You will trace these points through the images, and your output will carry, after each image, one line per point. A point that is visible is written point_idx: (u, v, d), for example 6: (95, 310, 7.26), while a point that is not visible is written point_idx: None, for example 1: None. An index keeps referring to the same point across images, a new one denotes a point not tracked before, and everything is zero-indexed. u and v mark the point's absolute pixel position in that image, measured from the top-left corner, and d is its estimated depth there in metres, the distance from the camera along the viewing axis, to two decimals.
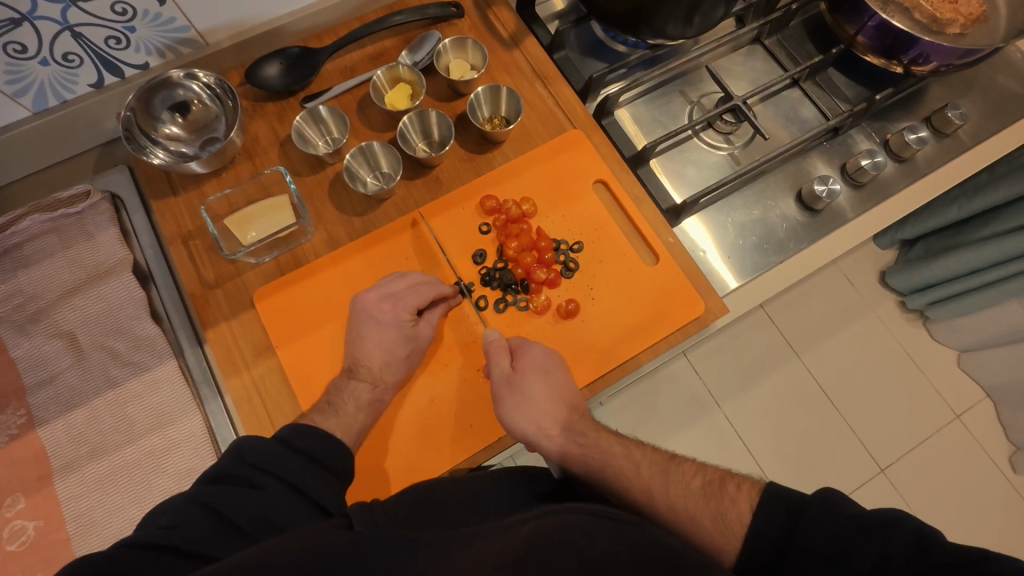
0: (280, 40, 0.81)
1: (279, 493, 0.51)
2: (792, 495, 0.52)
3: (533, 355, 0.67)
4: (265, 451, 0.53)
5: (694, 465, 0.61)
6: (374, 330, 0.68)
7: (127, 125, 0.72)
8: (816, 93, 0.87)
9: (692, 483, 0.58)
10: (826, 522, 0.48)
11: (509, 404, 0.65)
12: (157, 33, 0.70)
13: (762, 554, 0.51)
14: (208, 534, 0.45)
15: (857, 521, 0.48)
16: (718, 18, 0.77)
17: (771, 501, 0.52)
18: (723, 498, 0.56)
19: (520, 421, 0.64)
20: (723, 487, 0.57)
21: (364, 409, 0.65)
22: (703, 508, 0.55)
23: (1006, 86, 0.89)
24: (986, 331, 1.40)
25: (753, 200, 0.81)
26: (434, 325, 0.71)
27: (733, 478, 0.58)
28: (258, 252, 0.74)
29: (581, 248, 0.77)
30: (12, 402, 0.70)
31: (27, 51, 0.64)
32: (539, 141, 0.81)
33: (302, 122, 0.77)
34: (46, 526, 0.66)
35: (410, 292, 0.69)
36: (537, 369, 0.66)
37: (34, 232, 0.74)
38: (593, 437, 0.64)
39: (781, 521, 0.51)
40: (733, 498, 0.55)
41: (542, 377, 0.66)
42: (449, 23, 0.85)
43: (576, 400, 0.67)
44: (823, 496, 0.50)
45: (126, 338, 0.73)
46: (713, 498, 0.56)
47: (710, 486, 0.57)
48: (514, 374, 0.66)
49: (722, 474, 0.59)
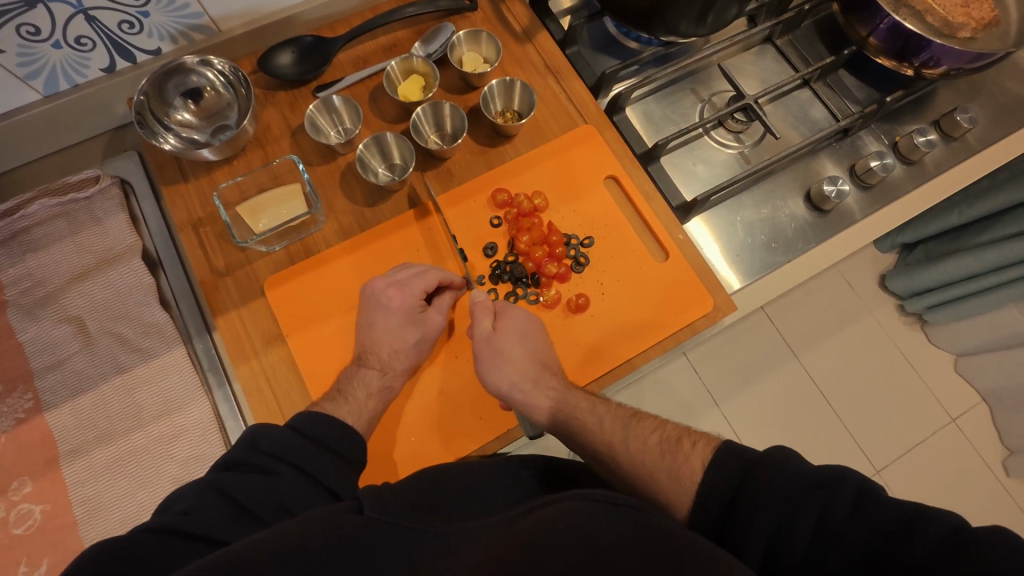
0: (293, 30, 0.81)
1: (293, 479, 0.51)
2: (746, 453, 0.51)
3: (515, 318, 0.68)
4: (278, 438, 0.53)
5: (654, 422, 0.63)
6: (381, 318, 0.68)
7: (140, 110, 0.72)
8: (826, 94, 0.87)
9: (650, 439, 0.60)
10: (778, 479, 0.47)
11: (495, 362, 0.65)
12: (170, 19, 0.70)
13: (710, 512, 0.51)
14: (224, 520, 0.46)
15: (807, 478, 0.47)
16: (731, 16, 0.77)
17: (723, 459, 0.52)
18: (677, 454, 0.57)
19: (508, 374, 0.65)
20: (679, 443, 0.58)
21: (372, 397, 0.65)
22: (659, 464, 0.57)
23: (1014, 91, 0.89)
24: (984, 335, 1.41)
25: (762, 198, 0.82)
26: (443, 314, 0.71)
27: (691, 435, 0.59)
28: (269, 241, 0.73)
29: (591, 243, 0.77)
30: (18, 386, 0.70)
31: (40, 33, 0.64)
32: (551, 135, 0.81)
33: (315, 111, 0.77)
34: (52, 510, 0.66)
35: (418, 278, 0.69)
36: (516, 328, 0.68)
37: (43, 215, 0.74)
38: (565, 393, 0.66)
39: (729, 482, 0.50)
40: (688, 456, 0.56)
41: (531, 348, 0.67)
42: (463, 16, 0.85)
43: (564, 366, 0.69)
44: (774, 455, 0.49)
45: (134, 324, 0.72)
46: (669, 453, 0.57)
47: (666, 442, 0.59)
48: (495, 334, 0.67)
49: (679, 432, 0.60)
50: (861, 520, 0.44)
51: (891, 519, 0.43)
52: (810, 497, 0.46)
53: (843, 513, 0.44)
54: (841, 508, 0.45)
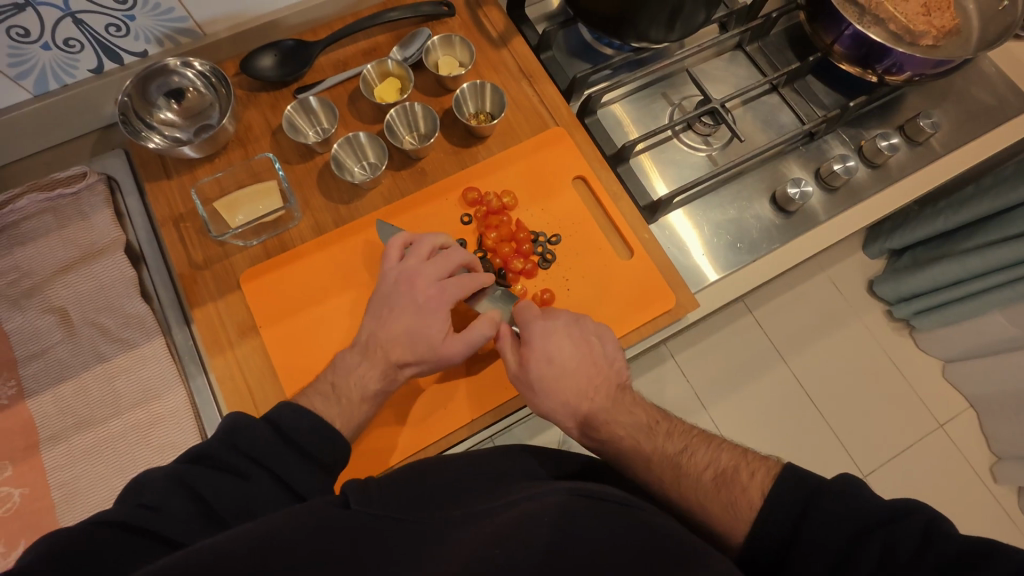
0: (276, 34, 0.84)
1: (265, 485, 0.53)
2: (810, 476, 0.53)
3: (537, 341, 0.66)
4: (254, 439, 0.55)
5: (707, 454, 0.61)
6: (401, 313, 0.66)
7: (124, 110, 0.75)
8: (794, 98, 0.90)
9: (704, 475, 0.59)
10: (841, 510, 0.50)
11: (536, 391, 0.65)
12: (156, 22, 0.73)
13: (770, 541, 0.53)
14: (185, 520, 0.47)
15: (875, 514, 0.49)
16: (700, 22, 0.80)
17: (782, 484, 0.54)
18: (735, 487, 0.56)
19: (553, 405, 0.65)
20: (735, 475, 0.57)
21: (368, 401, 0.64)
22: (713, 497, 0.57)
23: (980, 98, 0.91)
24: (970, 341, 1.42)
25: (729, 199, 0.84)
26: (465, 350, 0.65)
27: (748, 465, 0.59)
28: (246, 235, 0.76)
29: (559, 240, 0.79)
30: (2, 373, 0.72)
31: (29, 35, 0.67)
32: (522, 136, 0.84)
33: (293, 111, 0.80)
34: (32, 493, 0.68)
35: (455, 284, 0.67)
36: (541, 354, 0.65)
37: (31, 210, 0.77)
38: (613, 417, 0.64)
39: (791, 515, 0.52)
40: (745, 487, 0.56)
41: (562, 371, 0.65)
42: (441, 22, 0.88)
43: (586, 370, 0.66)
44: (842, 480, 0.52)
45: (115, 315, 0.75)
46: (724, 485, 0.57)
47: (721, 475, 0.58)
48: (522, 367, 0.66)
49: (736, 461, 0.59)
50: (932, 549, 0.45)
51: (954, 549, 0.45)
52: (874, 532, 0.48)
53: (909, 548, 0.46)
54: (908, 542, 0.46)
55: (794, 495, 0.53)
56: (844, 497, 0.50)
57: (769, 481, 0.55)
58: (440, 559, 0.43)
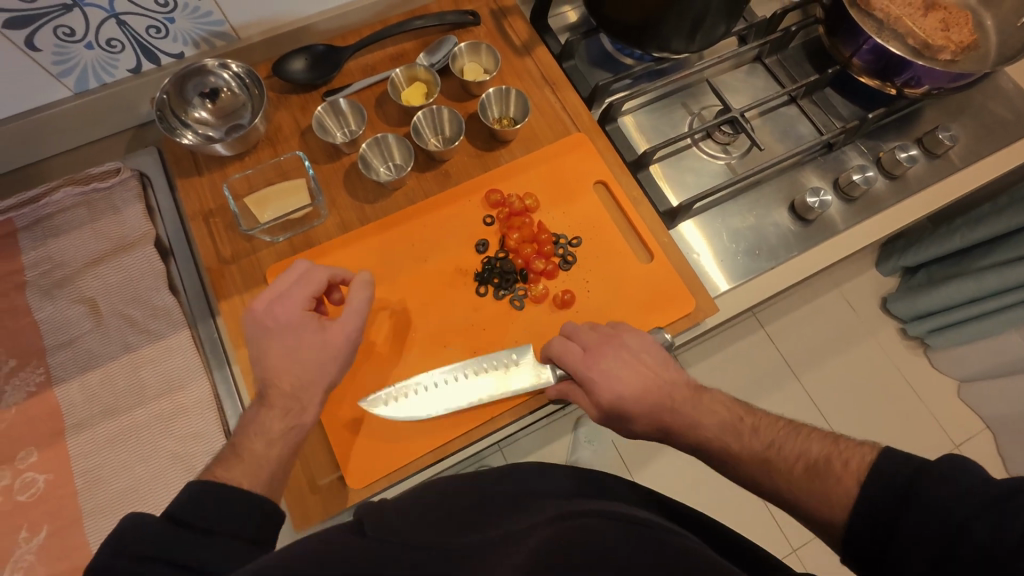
0: (307, 39, 0.87)
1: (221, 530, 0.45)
2: (911, 459, 0.51)
3: (602, 377, 0.67)
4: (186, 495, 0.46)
5: (795, 448, 0.60)
6: (270, 341, 0.62)
7: (161, 107, 0.77)
8: (812, 110, 0.91)
9: (796, 467, 0.58)
10: (946, 494, 0.47)
11: (617, 422, 0.68)
12: (195, 25, 0.76)
13: (866, 525, 0.51)
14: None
15: (982, 495, 0.46)
16: (720, 35, 0.82)
17: (876, 480, 0.52)
18: (829, 477, 0.55)
19: (630, 426, 0.67)
20: (829, 463, 0.57)
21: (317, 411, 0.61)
22: (805, 491, 0.56)
23: (998, 114, 0.92)
24: (987, 360, 1.40)
25: (748, 207, 0.85)
26: (359, 324, 0.64)
27: (841, 453, 0.57)
28: (274, 231, 0.78)
29: (579, 243, 0.80)
30: (32, 360, 0.73)
31: (75, 35, 0.70)
32: (544, 141, 0.86)
33: (323, 112, 0.82)
34: (56, 480, 0.69)
35: (295, 292, 0.64)
36: (610, 389, 0.67)
37: (66, 204, 0.80)
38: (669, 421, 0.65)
39: (893, 497, 0.50)
40: (839, 477, 0.55)
41: (630, 397, 0.67)
42: (466, 30, 0.90)
43: (647, 387, 0.67)
44: (945, 462, 0.49)
45: (143, 307, 0.77)
46: (817, 477, 0.56)
47: (814, 467, 0.57)
48: (598, 406, 0.68)
49: (829, 451, 0.58)
50: None
51: None
52: (979, 514, 0.45)
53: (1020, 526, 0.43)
54: (1021, 521, 0.43)
55: (895, 481, 0.51)
56: (949, 478, 0.48)
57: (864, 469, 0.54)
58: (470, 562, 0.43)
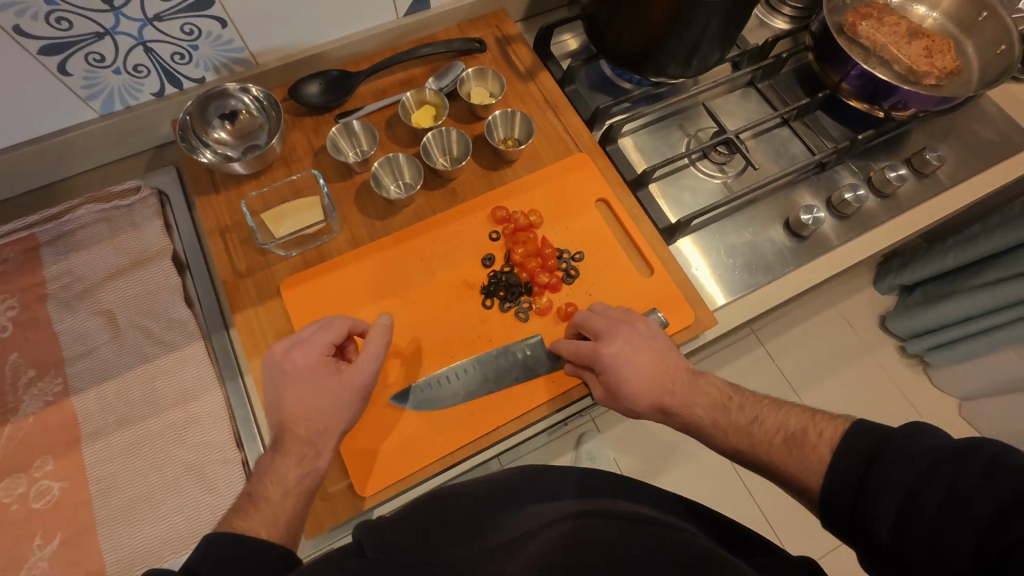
0: (321, 65, 0.91)
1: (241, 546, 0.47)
2: (878, 428, 0.54)
3: (611, 361, 0.69)
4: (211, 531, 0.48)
5: (776, 419, 0.64)
6: (287, 384, 0.64)
7: (184, 128, 0.81)
8: (804, 132, 0.95)
9: (776, 437, 0.62)
10: (912, 450, 0.50)
11: (626, 403, 0.70)
12: (217, 51, 0.80)
13: (846, 496, 0.53)
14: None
15: (938, 453, 0.49)
16: (714, 61, 0.86)
17: (844, 449, 0.55)
18: (806, 445, 0.59)
19: (640, 409, 0.70)
20: (805, 434, 0.60)
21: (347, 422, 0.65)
22: (787, 459, 0.60)
23: (982, 136, 0.96)
24: (983, 377, 1.42)
25: (743, 224, 0.88)
26: (373, 368, 0.66)
27: (816, 424, 0.61)
28: (288, 246, 0.81)
29: (582, 257, 0.83)
30: (50, 370, 0.75)
31: (104, 60, 0.74)
32: (547, 161, 0.89)
33: (337, 133, 0.86)
34: (70, 488, 0.70)
35: (317, 338, 0.66)
36: (620, 372, 0.69)
37: (87, 220, 0.83)
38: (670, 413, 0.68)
39: (858, 470, 0.53)
40: (815, 444, 0.58)
41: (640, 383, 0.69)
42: (472, 56, 0.95)
43: (655, 372, 0.69)
44: (904, 427, 0.52)
45: (159, 319, 0.79)
46: (796, 447, 0.60)
47: (791, 438, 0.61)
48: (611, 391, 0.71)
49: (805, 421, 0.62)
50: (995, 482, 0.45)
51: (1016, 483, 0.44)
52: (939, 469, 0.48)
53: (974, 479, 0.46)
54: (973, 473, 0.46)
55: (860, 455, 0.53)
56: (914, 435, 0.51)
57: (838, 434, 0.58)
58: (474, 558, 0.44)
